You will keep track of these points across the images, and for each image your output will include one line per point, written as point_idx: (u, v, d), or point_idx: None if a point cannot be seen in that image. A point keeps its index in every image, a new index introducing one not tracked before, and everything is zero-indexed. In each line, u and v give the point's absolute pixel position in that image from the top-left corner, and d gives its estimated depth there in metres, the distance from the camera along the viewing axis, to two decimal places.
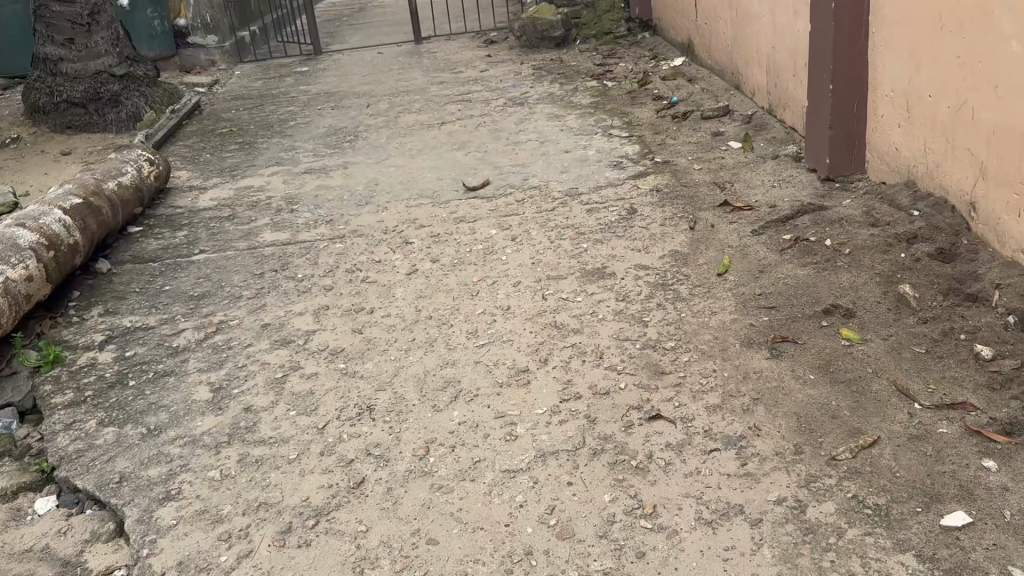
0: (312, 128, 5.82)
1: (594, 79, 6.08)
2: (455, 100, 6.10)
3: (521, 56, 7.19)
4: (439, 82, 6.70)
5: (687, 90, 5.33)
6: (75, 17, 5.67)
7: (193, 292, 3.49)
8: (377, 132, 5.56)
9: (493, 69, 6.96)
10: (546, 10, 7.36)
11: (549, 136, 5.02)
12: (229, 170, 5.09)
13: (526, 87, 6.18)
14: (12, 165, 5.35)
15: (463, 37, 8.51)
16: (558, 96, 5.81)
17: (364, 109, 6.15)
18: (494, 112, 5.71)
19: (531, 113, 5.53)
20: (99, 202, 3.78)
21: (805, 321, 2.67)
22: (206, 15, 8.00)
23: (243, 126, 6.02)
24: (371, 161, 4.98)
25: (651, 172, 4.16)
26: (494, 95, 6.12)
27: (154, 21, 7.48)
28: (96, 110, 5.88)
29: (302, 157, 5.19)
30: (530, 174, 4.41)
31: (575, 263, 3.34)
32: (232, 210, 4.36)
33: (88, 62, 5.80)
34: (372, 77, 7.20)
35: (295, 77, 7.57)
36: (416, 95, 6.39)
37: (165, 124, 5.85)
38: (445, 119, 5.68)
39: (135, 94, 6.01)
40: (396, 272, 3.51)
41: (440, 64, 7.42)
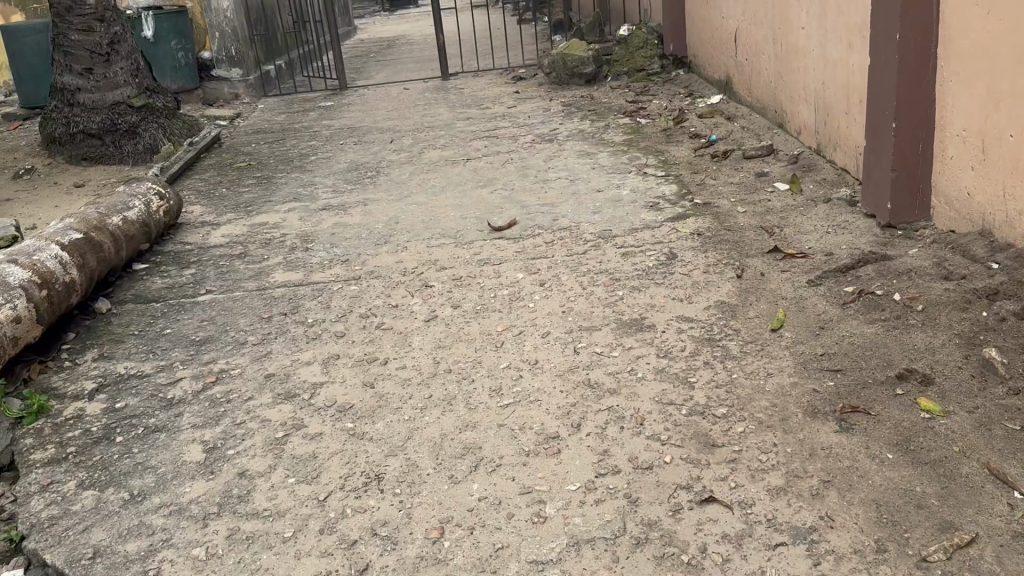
0: (333, 163, 5.61)
1: (627, 115, 5.82)
2: (481, 136, 5.87)
3: (550, 93, 6.98)
4: (465, 118, 6.49)
5: (726, 128, 5.07)
6: (94, 46, 5.55)
7: (195, 336, 3.23)
8: (399, 169, 5.33)
9: (521, 105, 6.75)
10: (578, 45, 7.17)
11: (579, 174, 4.76)
12: (244, 205, 4.87)
13: (555, 123, 5.94)
14: (22, 198, 5.19)
15: (491, 73, 8.33)
16: (588, 133, 5.56)
17: (387, 144, 5.94)
18: (522, 149, 5.46)
19: (561, 150, 5.28)
20: (101, 237, 3.55)
21: (876, 388, 2.37)
22: (231, 48, 7.86)
23: (262, 160, 5.83)
24: (392, 198, 4.74)
25: (690, 215, 3.87)
26: (521, 131, 5.89)
27: (178, 53, 7.47)
28: (113, 141, 5.73)
29: (320, 193, 4.96)
30: (559, 214, 4.13)
31: (610, 312, 3.03)
32: (244, 248, 4.12)
33: (106, 93, 5.67)
34: (396, 112, 7.02)
35: (319, 111, 7.41)
36: (442, 130, 6.18)
37: (182, 157, 5.67)
38: (470, 156, 5.44)
39: (153, 125, 5.85)
40: (414, 318, 3.22)
41: (467, 100, 7.22)
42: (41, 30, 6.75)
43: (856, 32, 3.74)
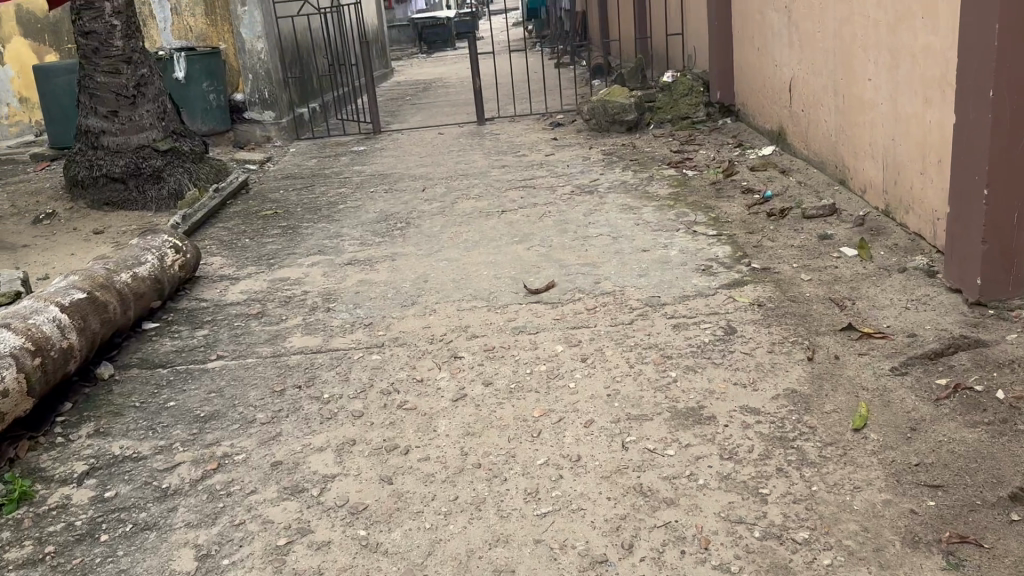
0: (362, 212, 5.35)
1: (673, 166, 5.51)
2: (518, 186, 5.58)
3: (590, 141, 6.70)
4: (501, 166, 6.22)
5: (782, 183, 4.76)
6: (120, 89, 5.39)
7: (200, 411, 2.93)
8: (430, 220, 5.05)
9: (559, 153, 6.47)
10: (620, 92, 6.93)
11: (622, 231, 4.43)
12: (266, 257, 4.61)
13: (596, 174, 5.64)
14: (39, 245, 5.01)
15: (528, 118, 8.09)
16: (631, 185, 5.25)
17: (419, 193, 5.68)
18: (561, 200, 5.16)
19: (601, 203, 4.97)
20: (107, 296, 3.31)
21: (986, 511, 2.01)
22: (264, 91, 7.71)
23: (289, 208, 5.59)
24: (421, 253, 4.44)
25: (748, 282, 3.52)
26: (560, 181, 5.59)
27: (209, 95, 7.36)
28: (136, 186, 5.57)
29: (347, 246, 4.69)
30: (601, 276, 3.80)
31: (662, 398, 2.68)
32: (261, 306, 3.84)
33: (131, 136, 5.52)
34: (430, 158, 6.78)
35: (351, 156, 7.21)
36: (476, 179, 5.91)
37: (207, 205, 5.47)
38: (506, 207, 5.15)
39: (179, 170, 5.70)
40: (440, 397, 2.88)
41: (503, 147, 6.97)
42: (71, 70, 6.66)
43: (935, 87, 3.41)
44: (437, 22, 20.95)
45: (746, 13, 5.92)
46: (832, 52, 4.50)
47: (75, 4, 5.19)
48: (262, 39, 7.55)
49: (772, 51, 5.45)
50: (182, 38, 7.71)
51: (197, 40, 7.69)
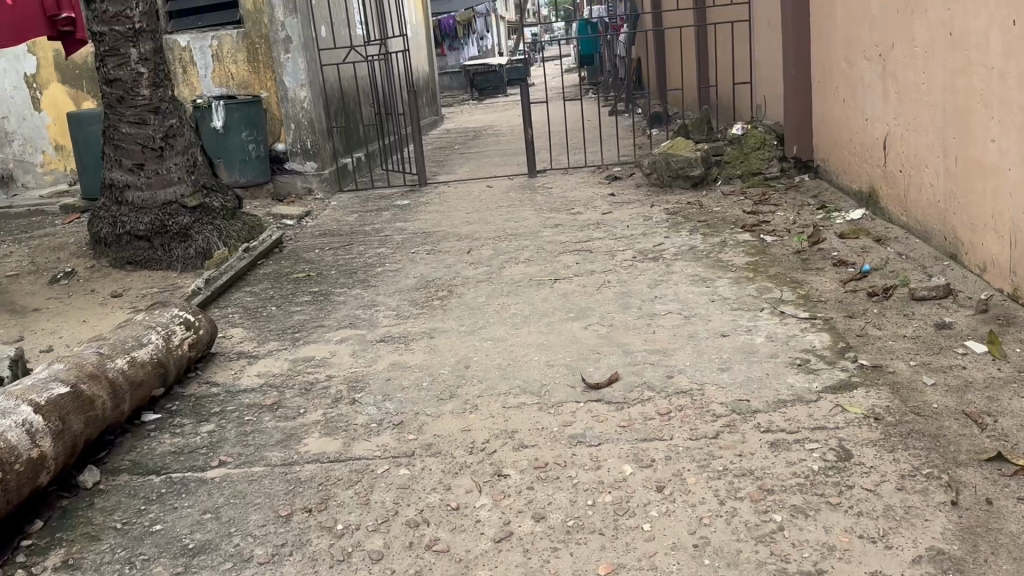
0: (400, 277, 4.86)
1: (747, 231, 4.93)
2: (573, 249, 5.04)
3: (651, 198, 6.15)
4: (554, 225, 5.69)
5: (880, 256, 4.14)
6: (146, 140, 5.05)
7: (191, 540, 2.41)
8: (475, 289, 4.53)
9: (617, 211, 5.93)
10: (683, 144, 6.34)
11: (694, 309, 3.85)
12: (292, 330, 4.13)
13: (660, 237, 5.08)
14: (51, 308, 4.71)
15: (583, 171, 7.57)
16: (701, 251, 4.67)
17: (463, 256, 5.18)
18: (621, 268, 4.59)
19: (668, 272, 4.40)
20: (95, 389, 2.85)
21: None
22: (306, 141, 7.37)
23: (322, 270, 5.13)
24: (463, 330, 3.90)
25: (857, 387, 2.91)
26: (620, 244, 5.04)
27: (248, 145, 7.03)
28: (161, 244, 5.24)
29: (381, 319, 4.18)
30: (673, 366, 3.21)
31: (767, 555, 2.07)
32: (278, 395, 3.33)
33: (157, 191, 5.18)
34: (477, 214, 6.29)
35: (395, 211, 6.78)
36: (527, 240, 5.38)
37: (234, 266, 5.06)
38: (560, 274, 4.61)
39: (208, 228, 5.34)
40: (480, 534, 2.30)
41: (556, 203, 6.45)
42: (88, 121, 6.40)
43: None
44: (489, 69, 20.76)
45: (830, 60, 5.35)
46: (941, 108, 3.90)
47: (100, 50, 4.84)
48: (306, 88, 7.24)
49: (862, 103, 4.86)
50: (222, 85, 7.42)
51: (238, 87, 7.40)
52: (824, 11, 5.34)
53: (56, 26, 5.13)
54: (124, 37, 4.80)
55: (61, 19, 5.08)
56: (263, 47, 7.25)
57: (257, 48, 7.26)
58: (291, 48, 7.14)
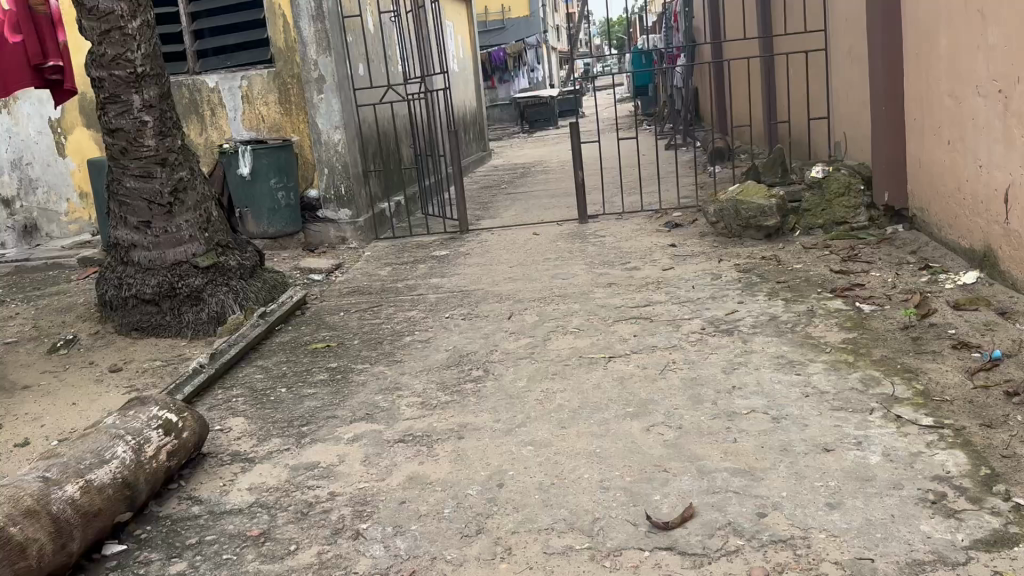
0: (430, 350, 4.23)
1: (839, 296, 4.22)
2: (630, 317, 4.35)
3: (718, 250, 5.44)
4: (607, 284, 5.01)
5: (1012, 338, 3.36)
6: (153, 195, 4.57)
7: None
8: (515, 368, 3.86)
9: (680, 266, 5.23)
10: (754, 189, 5.62)
11: (783, 408, 3.14)
12: (299, 420, 3.52)
13: (732, 303, 4.37)
14: (42, 385, 4.22)
15: (639, 215, 6.89)
16: (784, 325, 3.95)
17: (503, 323, 4.53)
18: (688, 342, 3.88)
19: (747, 352, 3.69)
20: (31, 533, 2.28)
21: None
22: (340, 186, 6.86)
23: (345, 339, 4.54)
24: (499, 426, 3.23)
25: (1020, 544, 2.16)
26: (684, 311, 4.33)
27: (277, 193, 6.53)
28: (170, 308, 4.75)
29: (404, 407, 3.54)
30: (764, 498, 2.50)
31: None
32: (269, 522, 2.71)
33: (166, 250, 4.69)
34: (521, 269, 5.65)
35: (432, 263, 6.19)
36: (576, 303, 4.71)
37: (247, 334, 4.52)
38: (615, 350, 3.92)
39: (223, 289, 4.83)
40: None
41: (610, 255, 5.77)
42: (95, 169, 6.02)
43: None
44: (539, 101, 20.21)
45: (930, 96, 4.61)
46: None
47: (100, 97, 4.37)
48: (340, 130, 6.75)
49: (973, 147, 4.13)
50: (252, 128, 6.98)
51: (269, 131, 6.95)
52: (924, 40, 4.60)
53: (42, 74, 4.95)
54: (124, 82, 4.32)
55: (46, 67, 4.91)
56: (295, 87, 6.80)
57: (289, 89, 6.81)
58: (325, 88, 6.67)
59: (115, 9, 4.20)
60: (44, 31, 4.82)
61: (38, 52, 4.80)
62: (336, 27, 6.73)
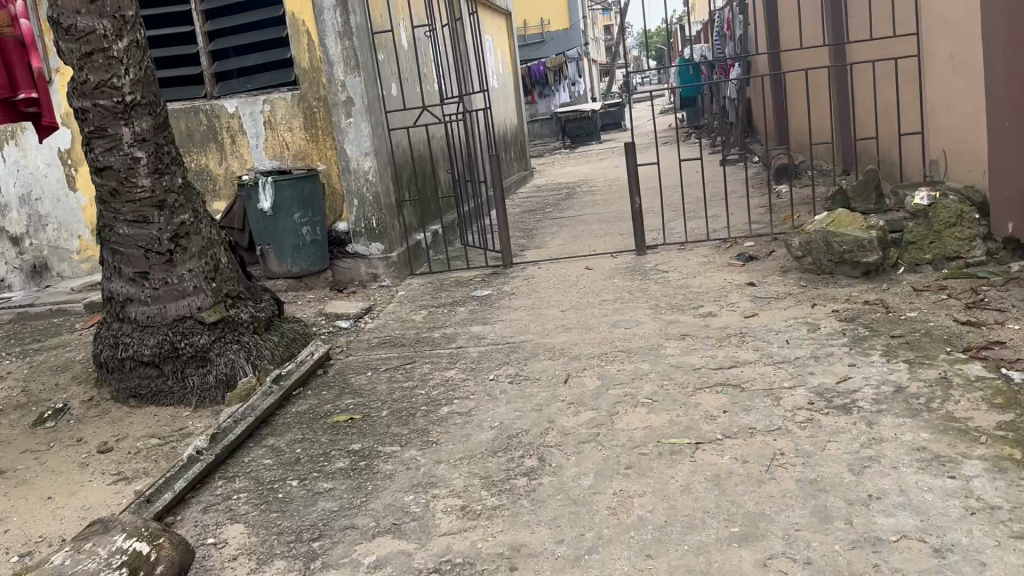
0: (472, 426, 3.49)
1: (977, 358, 3.44)
2: (715, 384, 3.57)
3: (807, 292, 4.65)
4: (680, 336, 4.24)
5: None
6: (150, 241, 3.96)
7: None
8: (576, 453, 3.11)
9: (764, 311, 4.44)
10: (848, 218, 4.83)
11: (946, 535, 2.34)
12: (311, 531, 2.82)
13: (840, 367, 3.57)
14: (18, 470, 3.59)
15: (705, 246, 6.10)
16: (915, 403, 3.15)
17: (559, 388, 3.77)
18: (795, 425, 3.10)
19: (874, 443, 2.90)
20: None
21: None
22: (372, 219, 6.20)
23: (372, 410, 3.83)
24: (562, 552, 2.48)
25: None
26: (781, 378, 3.55)
27: (301, 229, 5.85)
28: (173, 371, 4.13)
29: (439, 514, 2.82)
30: None
31: None
32: None
33: (166, 305, 4.08)
34: (575, 315, 4.91)
35: (472, 305, 5.47)
36: (646, 362, 3.94)
37: (257, 405, 3.83)
38: (702, 433, 3.14)
39: (233, 347, 4.19)
40: None
41: (677, 295, 5.00)
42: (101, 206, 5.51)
43: None
44: (582, 115, 19.42)
45: None
46: None
47: (85, 131, 3.76)
48: (370, 157, 6.10)
49: None
50: (276, 157, 6.36)
51: (294, 159, 6.32)
52: None
53: (18, 107, 4.50)
54: (111, 114, 3.70)
55: (18, 99, 4.44)
56: (321, 111, 6.17)
57: (315, 112, 6.18)
58: (354, 111, 6.03)
59: (97, 27, 3.59)
60: (11, 59, 4.34)
61: (6, 85, 4.33)
62: (366, 44, 6.10)
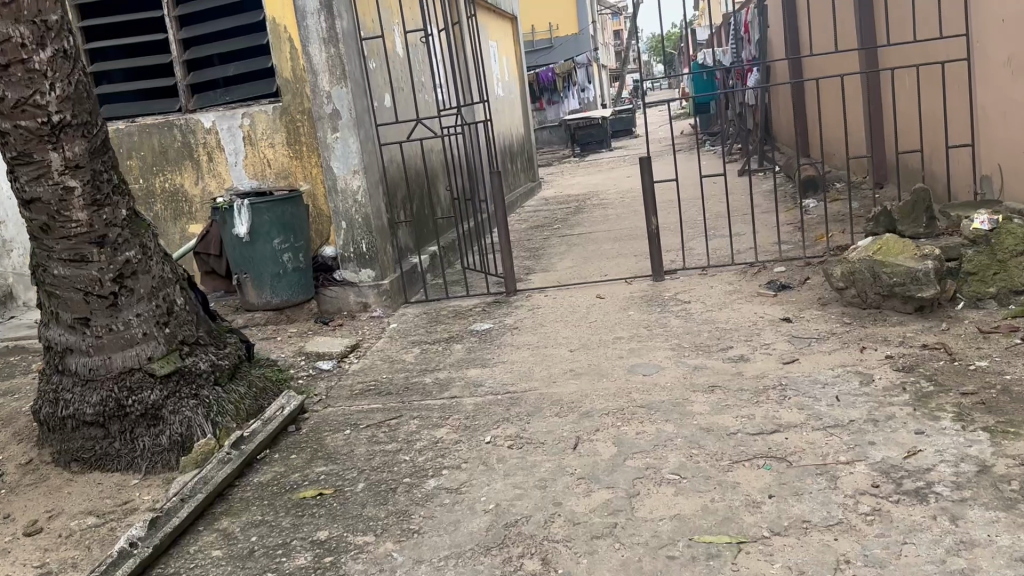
0: (462, 508, 2.89)
1: None
2: (755, 457, 2.97)
3: (853, 333, 4.04)
4: (709, 387, 3.64)
5: None
6: (89, 283, 3.41)
7: None
8: (586, 554, 2.51)
9: (806, 356, 3.84)
10: (897, 246, 4.24)
11: None
12: None
13: (905, 436, 2.97)
14: None
15: (730, 272, 5.49)
16: (1010, 491, 2.53)
17: (567, 456, 3.17)
18: (860, 519, 2.50)
19: (965, 550, 2.29)
20: None
21: None
22: (361, 243, 5.63)
23: (345, 482, 3.23)
24: None
25: None
26: (835, 450, 2.94)
27: (281, 256, 5.28)
28: (120, 432, 3.57)
29: None
30: None
31: None
32: None
33: (112, 356, 3.53)
34: (586, 357, 4.30)
35: (469, 342, 4.87)
36: (670, 423, 3.34)
37: (211, 477, 3.25)
38: (744, 527, 2.54)
39: (189, 403, 3.62)
40: None
41: (703, 332, 4.40)
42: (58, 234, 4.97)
43: None
44: (591, 122, 18.76)
45: None
46: None
47: (7, 156, 3.21)
48: (359, 175, 5.53)
49: None
50: (256, 176, 5.81)
51: (276, 178, 5.77)
52: None
53: None
54: (36, 137, 3.15)
55: None
56: (305, 125, 5.61)
57: (298, 127, 5.63)
58: (340, 125, 5.46)
59: (12, 35, 3.03)
60: None
61: None
62: (353, 52, 5.53)
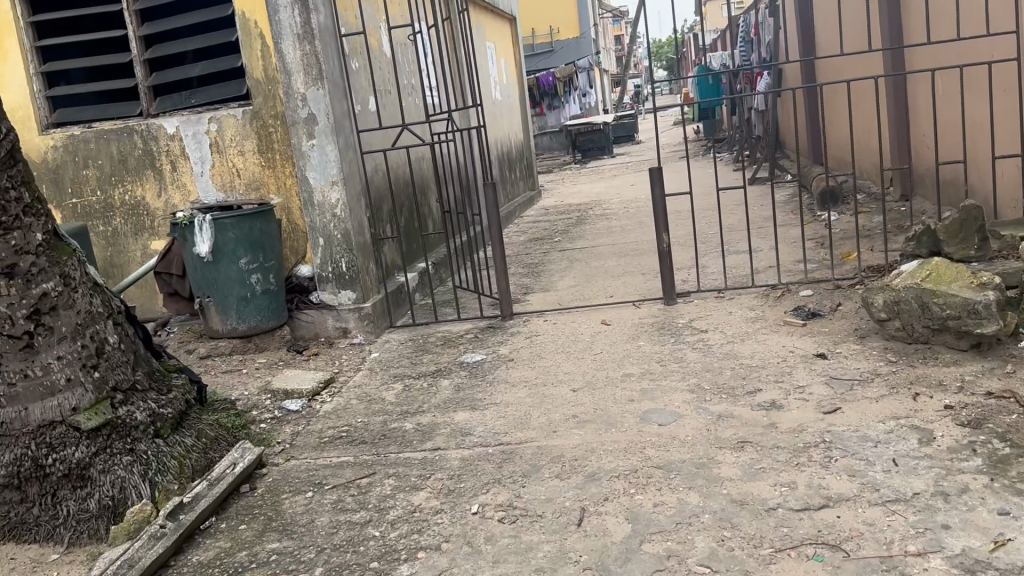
0: None
1: None
2: (802, 544, 2.40)
3: (903, 375, 3.48)
4: (738, 444, 3.07)
5: None
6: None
7: None
8: None
9: (850, 404, 3.27)
10: (950, 275, 3.69)
11: None
12: None
13: (987, 518, 2.41)
14: None
15: (752, 296, 4.93)
16: None
17: (570, 536, 2.59)
18: None
19: None
20: None
21: None
22: (341, 261, 5.06)
23: (299, 566, 2.66)
24: None
25: None
26: (901, 538, 2.37)
27: (249, 278, 4.71)
28: (40, 496, 3.01)
29: None
30: None
31: None
32: None
33: (29, 406, 2.96)
34: (592, 399, 3.73)
35: (459, 376, 4.31)
36: (693, 491, 2.77)
37: (137, 557, 2.67)
38: None
39: (123, 461, 3.06)
40: None
41: (725, 370, 3.83)
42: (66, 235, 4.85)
43: None
44: (593, 128, 18.23)
45: None
46: None
47: None
48: (337, 186, 4.97)
49: None
50: (224, 187, 5.25)
51: (246, 190, 5.21)
52: None
53: None
54: None
55: None
56: (278, 131, 5.06)
57: (270, 133, 5.07)
58: (316, 131, 4.90)
59: None
60: None
61: None
62: (331, 49, 4.97)
